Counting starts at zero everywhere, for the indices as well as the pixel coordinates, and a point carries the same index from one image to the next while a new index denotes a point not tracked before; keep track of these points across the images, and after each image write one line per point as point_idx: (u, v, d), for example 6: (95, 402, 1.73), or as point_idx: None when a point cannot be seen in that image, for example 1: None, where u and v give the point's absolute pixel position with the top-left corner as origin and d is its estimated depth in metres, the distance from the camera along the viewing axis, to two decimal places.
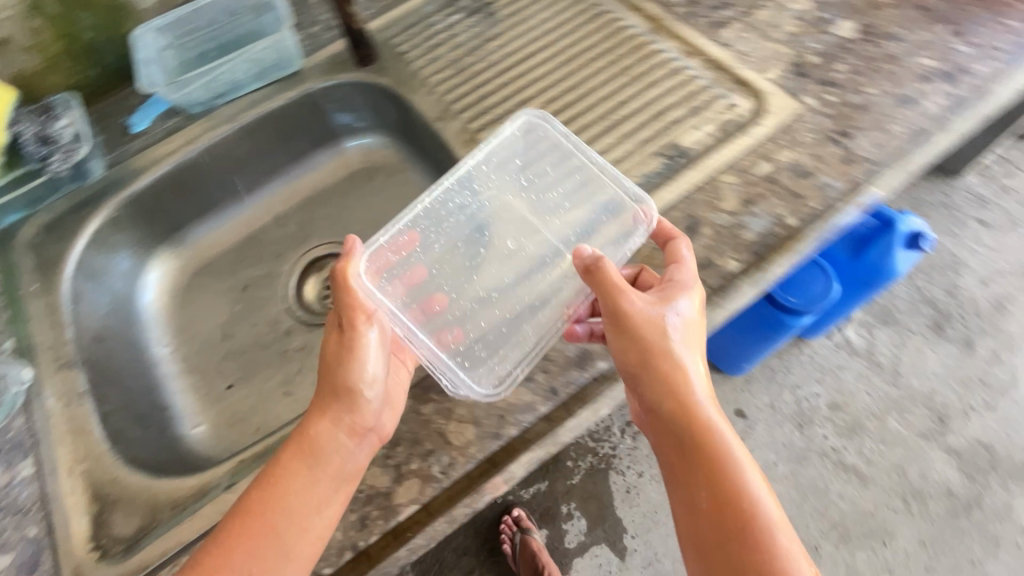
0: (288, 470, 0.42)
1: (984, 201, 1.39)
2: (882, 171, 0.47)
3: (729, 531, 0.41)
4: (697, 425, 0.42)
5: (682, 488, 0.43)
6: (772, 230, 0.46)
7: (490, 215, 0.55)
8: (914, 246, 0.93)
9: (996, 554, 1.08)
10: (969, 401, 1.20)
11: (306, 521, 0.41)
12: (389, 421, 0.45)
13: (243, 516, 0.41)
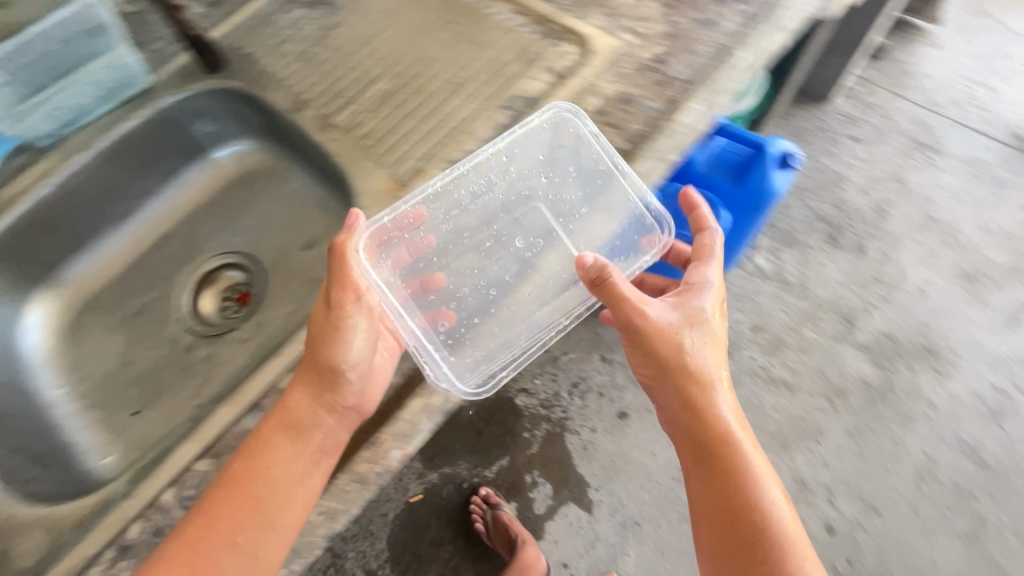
0: (268, 444, 0.48)
1: (853, 119, 1.52)
2: (691, 87, 0.54)
3: (742, 517, 0.56)
4: (714, 430, 0.57)
5: (704, 480, 0.58)
6: (606, 154, 0.53)
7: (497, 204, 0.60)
8: (783, 169, 1.04)
9: (912, 428, 1.19)
10: (868, 298, 1.32)
11: (291, 492, 0.46)
12: (371, 400, 0.50)
13: (228, 488, 0.46)
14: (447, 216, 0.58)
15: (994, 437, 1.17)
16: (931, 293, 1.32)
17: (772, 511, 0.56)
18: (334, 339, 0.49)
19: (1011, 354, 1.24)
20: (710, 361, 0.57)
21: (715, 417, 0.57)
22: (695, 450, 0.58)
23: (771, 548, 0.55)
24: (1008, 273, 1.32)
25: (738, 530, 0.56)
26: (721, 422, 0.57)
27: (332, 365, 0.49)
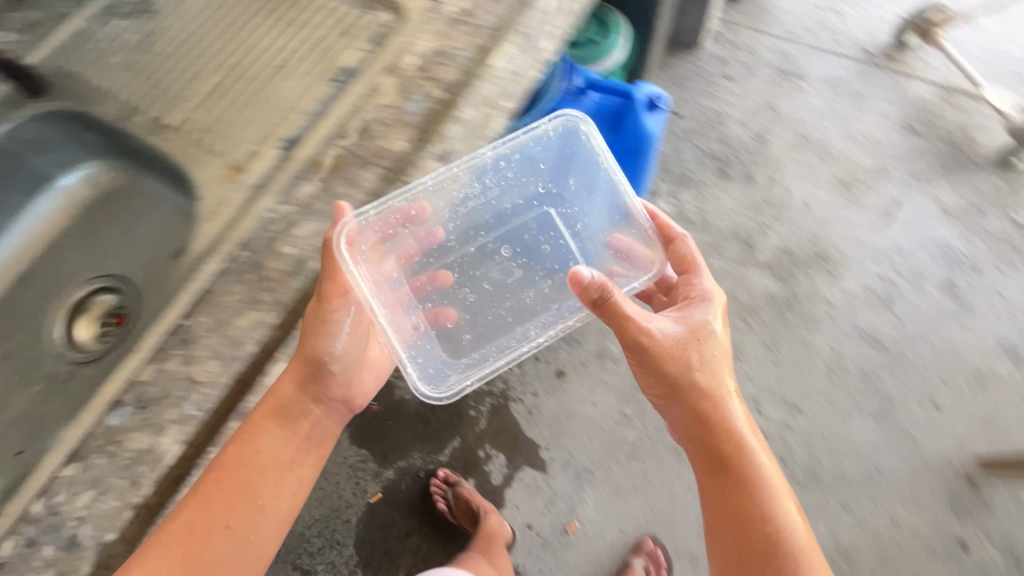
0: (260, 433, 0.59)
1: (724, 59, 1.62)
2: (499, 32, 0.57)
3: (754, 523, 0.64)
4: (726, 440, 0.65)
5: (719, 487, 0.66)
6: (430, 105, 0.55)
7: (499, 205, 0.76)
8: (651, 112, 1.11)
9: (817, 328, 1.29)
10: (763, 220, 1.42)
11: (280, 476, 0.60)
12: (349, 395, 0.67)
13: (221, 469, 0.56)
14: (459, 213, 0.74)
15: (887, 321, 1.29)
16: (815, 205, 1.43)
17: (783, 519, 0.64)
18: (319, 331, 0.52)
19: (889, 245, 1.37)
20: (717, 377, 0.65)
21: (725, 427, 0.65)
22: (711, 461, 0.66)
23: (781, 550, 0.63)
24: (876, 174, 1.45)
25: (750, 537, 0.64)
26: (731, 434, 0.65)
27: (325, 361, 0.60)
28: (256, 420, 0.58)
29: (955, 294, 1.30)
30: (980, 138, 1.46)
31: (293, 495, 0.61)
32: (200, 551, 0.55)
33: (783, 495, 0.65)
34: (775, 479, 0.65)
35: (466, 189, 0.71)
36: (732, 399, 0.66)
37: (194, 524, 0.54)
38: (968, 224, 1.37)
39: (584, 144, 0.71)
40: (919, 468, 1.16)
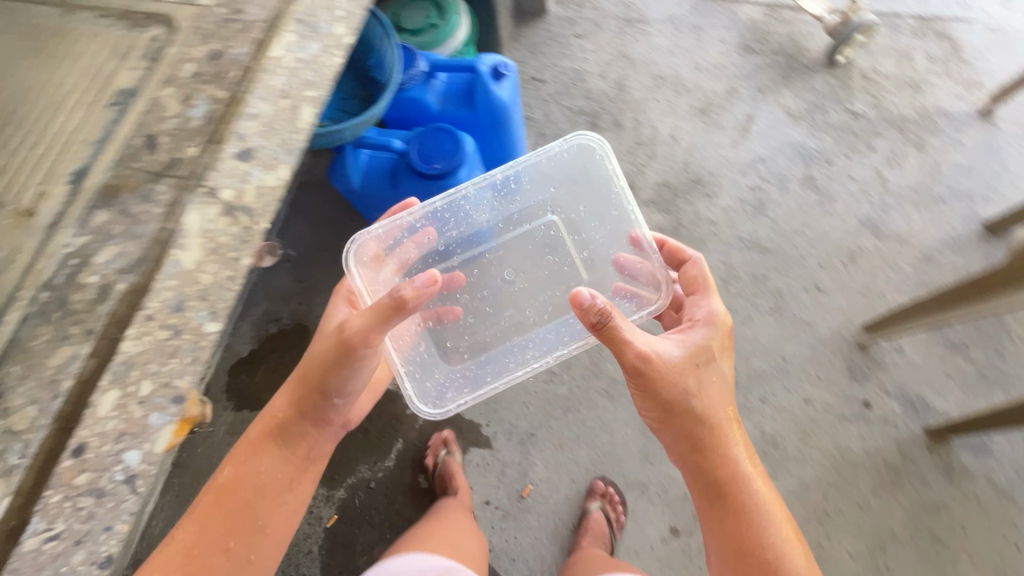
0: (257, 457, 0.77)
1: (572, 19, 1.69)
2: (272, 26, 0.58)
3: (752, 545, 0.72)
4: (721, 466, 0.74)
5: (719, 508, 0.75)
6: (215, 108, 0.55)
7: (494, 218, 0.98)
8: (499, 81, 1.13)
9: (705, 248, 1.39)
10: (638, 161, 1.50)
11: (278, 501, 0.78)
12: (348, 415, 0.86)
13: (226, 490, 0.74)
14: (453, 223, 0.96)
15: (764, 225, 1.40)
16: (680, 136, 1.52)
17: (780, 544, 0.72)
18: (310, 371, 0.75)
19: (751, 157, 1.48)
20: (716, 402, 0.74)
21: (721, 453, 0.74)
22: (710, 484, 0.75)
23: (779, 570, 0.70)
24: (727, 97, 1.56)
25: (748, 555, 0.71)
26: (727, 459, 0.74)
27: (329, 395, 0.77)
28: (255, 438, 0.78)
29: (815, 187, 1.43)
30: (808, 43, 1.59)
31: (285, 510, 0.79)
32: (205, 568, 0.70)
33: (778, 520, 0.73)
34: (770, 506, 0.74)
35: (463, 198, 0.94)
36: (731, 429, 0.75)
37: (191, 549, 0.70)
38: (814, 122, 1.50)
39: (591, 159, 0.94)
40: (817, 347, 1.27)
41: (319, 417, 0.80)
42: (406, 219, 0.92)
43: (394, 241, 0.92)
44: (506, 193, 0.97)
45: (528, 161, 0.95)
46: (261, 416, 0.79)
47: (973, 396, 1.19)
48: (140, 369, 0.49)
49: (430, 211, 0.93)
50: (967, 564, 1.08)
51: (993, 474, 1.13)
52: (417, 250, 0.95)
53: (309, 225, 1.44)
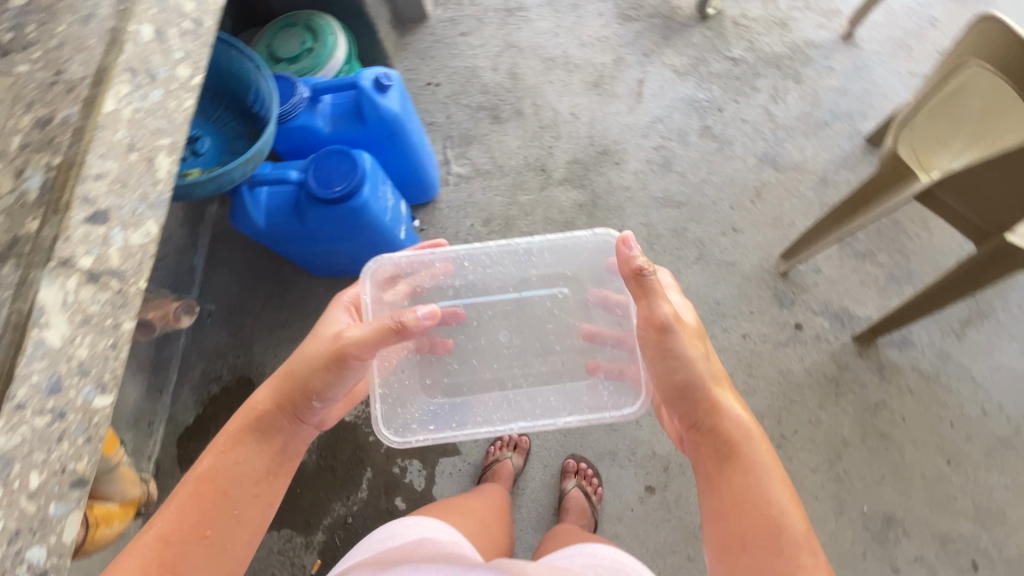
0: (235, 448, 0.71)
1: (453, 19, 1.69)
2: (101, 81, 0.55)
3: (752, 503, 0.62)
4: (732, 428, 0.67)
5: (712, 464, 0.67)
6: (52, 176, 0.51)
7: (505, 277, 0.98)
8: (384, 93, 1.13)
9: (625, 214, 1.43)
10: (546, 143, 1.53)
11: (255, 493, 0.71)
12: (325, 416, 0.81)
13: (202, 480, 0.68)
14: (465, 270, 0.97)
15: (674, 181, 1.45)
16: (580, 112, 1.56)
17: (782, 502, 0.61)
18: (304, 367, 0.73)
19: (650, 119, 1.53)
20: (704, 352, 0.70)
21: (713, 402, 0.69)
22: (703, 434, 0.69)
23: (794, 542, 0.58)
24: (616, 66, 1.60)
25: (757, 522, 0.60)
26: (720, 410, 0.68)
27: (311, 397, 0.73)
28: (234, 430, 0.72)
29: (713, 135, 1.49)
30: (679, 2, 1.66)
31: (263, 504, 0.72)
32: (181, 559, 0.63)
33: (793, 493, 0.62)
34: (771, 465, 0.64)
35: (478, 251, 0.94)
36: (727, 387, 0.70)
37: (168, 537, 0.64)
38: (700, 75, 1.57)
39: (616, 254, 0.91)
40: (744, 285, 1.33)
41: (300, 414, 0.75)
42: (428, 258, 0.94)
43: (410, 271, 0.94)
44: (528, 260, 0.96)
45: (556, 240, 0.93)
46: (241, 409, 0.74)
47: (888, 297, 1.28)
48: (22, 462, 0.45)
49: (451, 257, 0.95)
50: (913, 451, 1.16)
51: (919, 364, 1.22)
52: (428, 282, 0.96)
53: (230, 275, 1.40)
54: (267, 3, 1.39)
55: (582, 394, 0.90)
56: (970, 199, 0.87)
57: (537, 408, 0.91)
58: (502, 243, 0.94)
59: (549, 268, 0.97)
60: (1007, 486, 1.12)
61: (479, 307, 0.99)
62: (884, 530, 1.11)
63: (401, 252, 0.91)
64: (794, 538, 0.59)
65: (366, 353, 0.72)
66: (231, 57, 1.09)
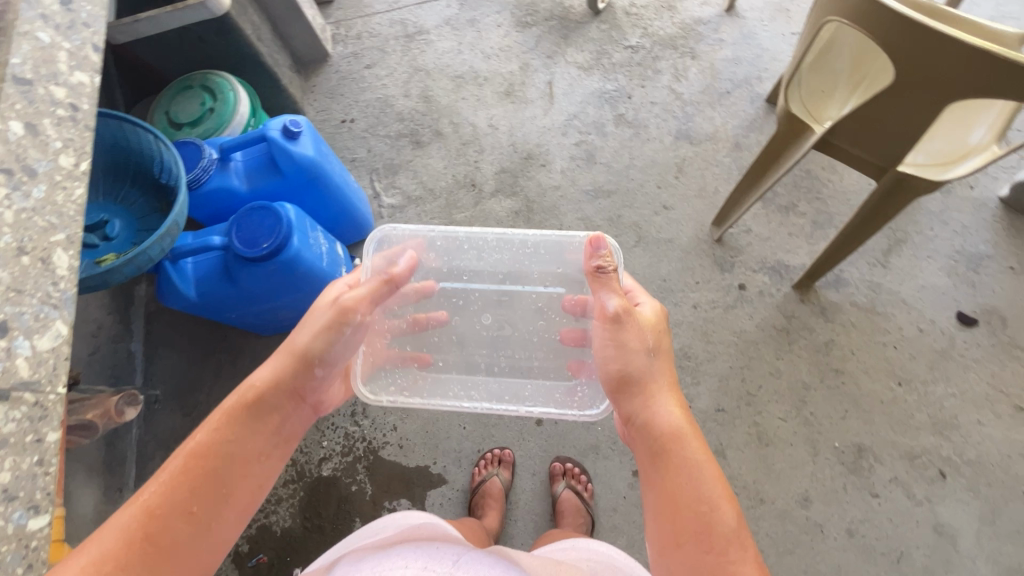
0: (232, 422, 0.65)
1: (356, 53, 1.69)
2: None
3: (684, 500, 0.62)
4: (665, 425, 0.67)
5: (648, 462, 0.67)
6: None
7: (497, 270, 1.02)
8: (295, 140, 1.10)
9: (560, 212, 1.46)
10: (471, 159, 1.54)
11: (249, 472, 0.64)
12: (324, 397, 0.76)
13: (198, 453, 0.62)
14: (459, 259, 1.02)
15: (600, 172, 1.49)
16: (498, 123, 1.58)
17: (716, 499, 0.61)
18: (314, 334, 0.72)
19: (565, 117, 1.57)
20: (647, 347, 0.73)
21: (647, 400, 0.70)
22: (638, 431, 0.69)
23: (718, 536, 0.59)
24: (523, 72, 1.64)
25: (688, 516, 0.61)
26: (654, 406, 0.69)
27: (316, 364, 0.72)
28: (230, 407, 0.66)
29: (628, 122, 1.55)
30: (569, 2, 1.72)
31: (256, 487, 0.65)
32: (165, 536, 0.56)
33: (724, 484, 0.63)
34: (705, 462, 0.64)
35: (476, 241, 0.99)
36: (662, 387, 0.71)
37: (155, 509, 0.57)
38: (604, 67, 1.62)
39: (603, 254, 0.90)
40: (686, 257, 1.37)
41: (300, 388, 0.71)
42: (429, 234, 0.99)
43: (411, 249, 0.98)
44: (524, 254, 0.99)
45: (551, 237, 0.96)
46: (239, 387, 0.68)
47: (816, 242, 1.35)
48: None
49: (452, 238, 1.00)
50: (867, 380, 1.23)
51: (855, 298, 1.30)
52: (427, 261, 1.01)
53: (173, 353, 1.33)
54: (158, 70, 1.35)
55: (557, 390, 0.93)
56: (860, 143, 0.94)
57: (507, 394, 0.93)
58: (501, 234, 0.98)
59: (544, 266, 1.00)
60: (954, 393, 1.20)
61: (474, 296, 1.04)
62: (857, 461, 1.17)
63: (405, 226, 0.97)
64: (720, 532, 0.59)
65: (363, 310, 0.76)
66: (127, 130, 1.04)
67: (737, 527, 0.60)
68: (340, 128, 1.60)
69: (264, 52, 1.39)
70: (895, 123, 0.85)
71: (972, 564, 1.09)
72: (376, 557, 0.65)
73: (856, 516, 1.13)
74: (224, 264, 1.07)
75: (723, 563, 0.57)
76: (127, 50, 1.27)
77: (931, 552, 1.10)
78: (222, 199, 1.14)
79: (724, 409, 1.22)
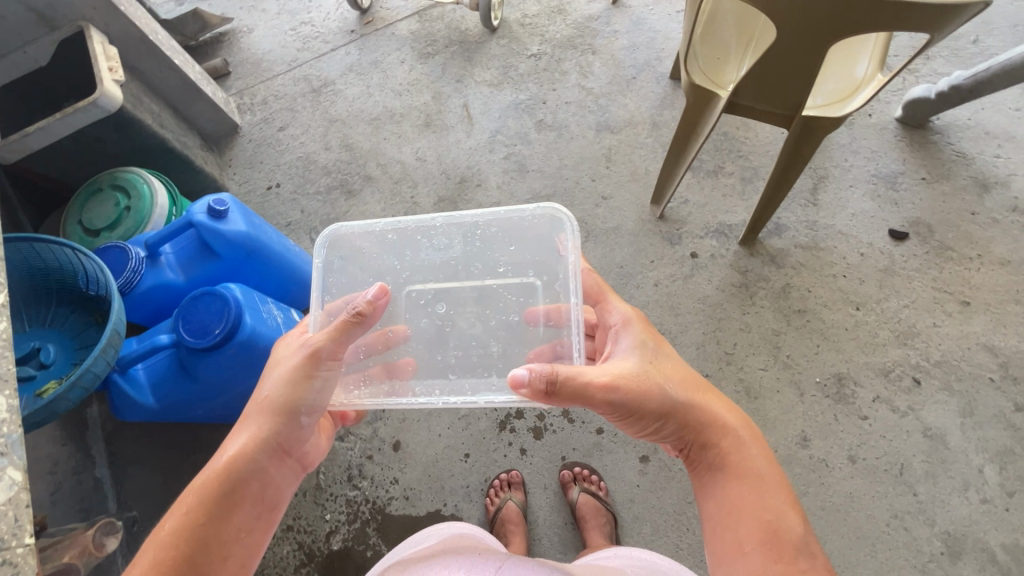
0: (203, 504, 0.65)
1: (266, 118, 1.67)
2: None
3: (751, 510, 0.65)
4: (724, 437, 0.71)
5: (709, 477, 0.70)
6: None
7: (449, 260, 0.92)
8: (224, 219, 1.07)
9: None
10: (407, 195, 1.53)
11: (231, 552, 0.65)
12: (303, 449, 0.76)
13: (169, 544, 0.62)
14: (406, 252, 0.93)
15: (534, 179, 1.52)
16: (424, 154, 1.58)
17: (782, 508, 0.64)
18: (279, 392, 0.70)
19: (489, 134, 1.59)
20: (673, 368, 0.73)
21: (700, 417, 0.71)
22: (694, 451, 0.72)
23: (786, 541, 0.61)
24: (437, 101, 1.65)
25: (753, 522, 0.64)
26: (706, 425, 0.71)
27: (287, 421, 0.70)
28: (200, 486, 0.66)
29: (549, 125, 1.58)
30: (465, 25, 1.76)
31: (240, 564, 0.65)
32: None
33: (786, 493, 0.66)
34: (766, 472, 0.68)
35: (425, 230, 0.92)
36: (708, 397, 0.73)
37: None
38: (513, 80, 1.66)
39: (556, 218, 0.88)
40: (636, 240, 1.40)
41: (276, 448, 0.71)
42: (375, 227, 0.92)
43: (358, 245, 0.92)
44: (477, 238, 0.92)
45: (504, 214, 0.90)
46: (208, 464, 0.68)
47: (749, 197, 1.42)
48: None
49: (402, 228, 0.92)
50: (829, 312, 1.29)
51: (798, 240, 1.37)
52: (379, 258, 0.92)
53: (146, 469, 1.25)
54: (60, 180, 1.28)
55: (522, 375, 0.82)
56: (763, 97, 0.99)
57: (469, 388, 0.83)
58: (450, 216, 0.91)
59: (498, 249, 0.91)
60: (907, 304, 1.28)
61: (429, 295, 0.92)
62: (840, 390, 1.22)
63: (352, 222, 0.92)
64: (787, 539, 0.62)
65: (331, 351, 0.71)
66: (39, 248, 0.97)
67: (805, 534, 0.63)
68: (269, 196, 1.56)
69: (170, 138, 1.34)
70: (786, 74, 0.92)
71: (966, 456, 1.15)
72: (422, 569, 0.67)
73: (854, 442, 1.18)
74: (178, 361, 1.03)
75: (792, 571, 0.59)
76: (24, 167, 1.21)
77: (928, 456, 1.16)
78: (161, 296, 1.09)
79: (708, 375, 1.25)
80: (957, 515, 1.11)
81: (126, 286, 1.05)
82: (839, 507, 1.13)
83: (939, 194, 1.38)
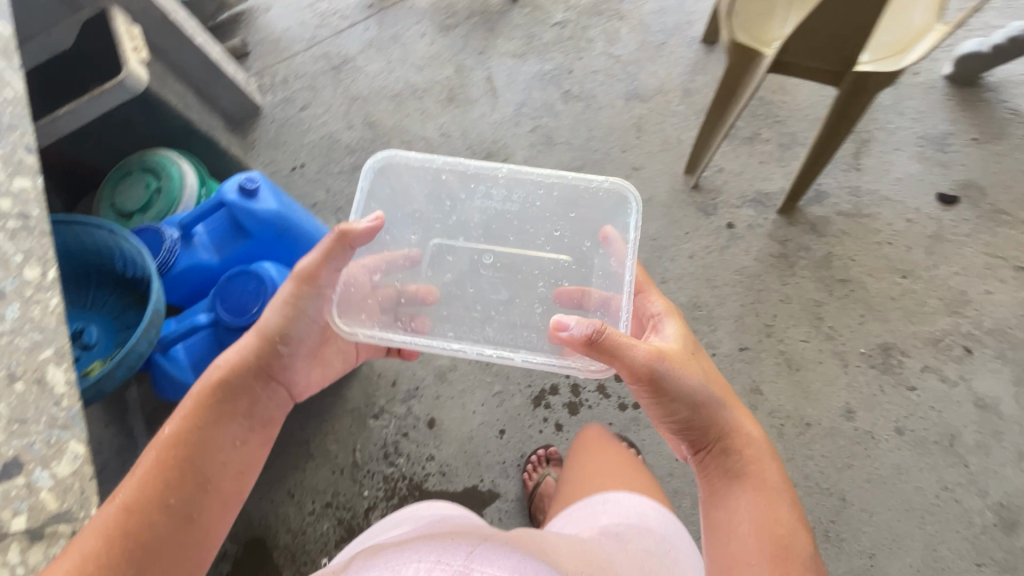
0: (200, 412, 0.65)
1: (287, 98, 1.65)
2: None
3: (769, 523, 0.64)
4: (746, 442, 0.69)
5: (722, 483, 0.68)
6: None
7: (491, 221, 0.94)
8: (255, 197, 1.05)
9: None
10: None
11: (225, 458, 0.64)
12: (298, 379, 0.76)
13: (169, 444, 0.62)
14: (451, 204, 0.94)
15: (563, 151, 1.48)
16: (450, 130, 1.55)
17: (794, 528, 0.64)
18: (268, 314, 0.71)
19: (514, 107, 1.55)
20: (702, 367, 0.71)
21: (723, 421, 0.69)
22: (712, 455, 0.69)
23: (796, 560, 0.61)
24: (460, 75, 1.61)
25: (769, 538, 0.63)
26: (729, 429, 0.69)
27: (276, 342, 0.71)
28: (198, 394, 0.66)
29: (576, 96, 1.54)
30: None
31: (236, 473, 0.65)
32: (144, 529, 0.55)
33: (796, 510, 0.66)
34: (782, 490, 0.67)
35: (482, 185, 0.92)
36: (733, 402, 0.71)
37: (126, 503, 0.56)
38: (537, 50, 1.61)
39: (622, 206, 0.87)
40: (669, 211, 1.35)
41: (267, 369, 0.71)
42: (434, 163, 0.89)
43: (409, 182, 0.91)
44: (534, 196, 0.91)
45: (569, 183, 0.88)
46: (203, 375, 0.69)
47: (788, 164, 1.37)
48: None
49: (460, 171, 0.90)
50: (874, 281, 1.24)
51: (839, 207, 1.31)
52: (427, 193, 0.92)
53: None
54: (91, 164, 1.29)
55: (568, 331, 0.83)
56: (815, 53, 0.93)
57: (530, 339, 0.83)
58: (512, 170, 0.90)
59: (545, 216, 0.92)
60: (957, 270, 1.23)
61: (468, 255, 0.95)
62: (886, 360, 1.18)
63: (410, 153, 0.89)
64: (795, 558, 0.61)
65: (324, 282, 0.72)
66: (78, 231, 0.98)
67: (812, 558, 0.63)
68: (295, 176, 1.55)
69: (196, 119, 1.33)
70: (840, 26, 0.86)
71: (1020, 427, 1.11)
72: (387, 552, 0.52)
73: (901, 413, 1.14)
74: (217, 339, 1.04)
75: None
76: (55, 154, 1.21)
77: (980, 426, 1.12)
78: (197, 275, 1.09)
79: (748, 347, 1.22)
80: (1011, 486, 1.08)
81: (162, 267, 1.05)
82: (886, 478, 1.11)
83: (992, 154, 1.31)
